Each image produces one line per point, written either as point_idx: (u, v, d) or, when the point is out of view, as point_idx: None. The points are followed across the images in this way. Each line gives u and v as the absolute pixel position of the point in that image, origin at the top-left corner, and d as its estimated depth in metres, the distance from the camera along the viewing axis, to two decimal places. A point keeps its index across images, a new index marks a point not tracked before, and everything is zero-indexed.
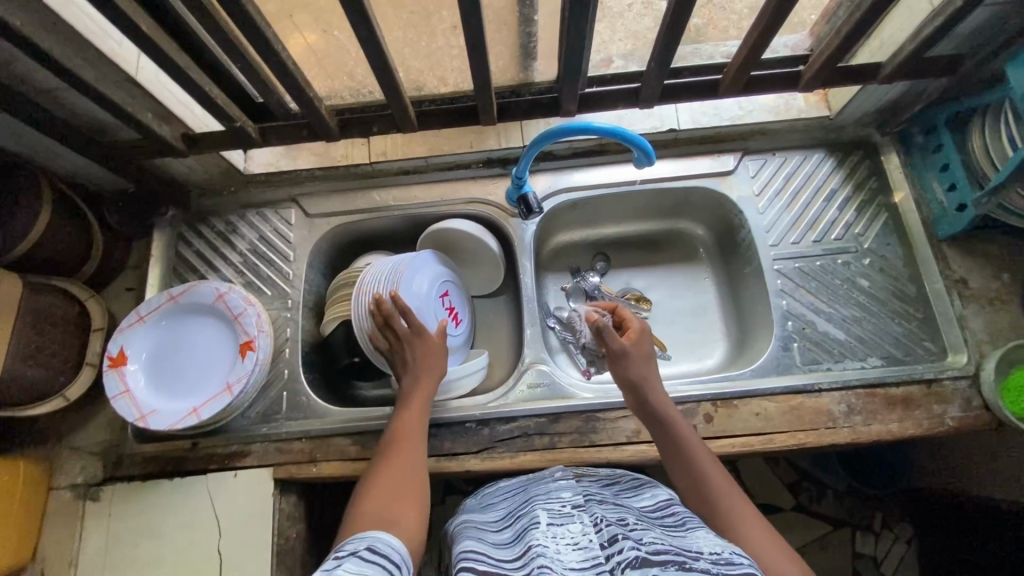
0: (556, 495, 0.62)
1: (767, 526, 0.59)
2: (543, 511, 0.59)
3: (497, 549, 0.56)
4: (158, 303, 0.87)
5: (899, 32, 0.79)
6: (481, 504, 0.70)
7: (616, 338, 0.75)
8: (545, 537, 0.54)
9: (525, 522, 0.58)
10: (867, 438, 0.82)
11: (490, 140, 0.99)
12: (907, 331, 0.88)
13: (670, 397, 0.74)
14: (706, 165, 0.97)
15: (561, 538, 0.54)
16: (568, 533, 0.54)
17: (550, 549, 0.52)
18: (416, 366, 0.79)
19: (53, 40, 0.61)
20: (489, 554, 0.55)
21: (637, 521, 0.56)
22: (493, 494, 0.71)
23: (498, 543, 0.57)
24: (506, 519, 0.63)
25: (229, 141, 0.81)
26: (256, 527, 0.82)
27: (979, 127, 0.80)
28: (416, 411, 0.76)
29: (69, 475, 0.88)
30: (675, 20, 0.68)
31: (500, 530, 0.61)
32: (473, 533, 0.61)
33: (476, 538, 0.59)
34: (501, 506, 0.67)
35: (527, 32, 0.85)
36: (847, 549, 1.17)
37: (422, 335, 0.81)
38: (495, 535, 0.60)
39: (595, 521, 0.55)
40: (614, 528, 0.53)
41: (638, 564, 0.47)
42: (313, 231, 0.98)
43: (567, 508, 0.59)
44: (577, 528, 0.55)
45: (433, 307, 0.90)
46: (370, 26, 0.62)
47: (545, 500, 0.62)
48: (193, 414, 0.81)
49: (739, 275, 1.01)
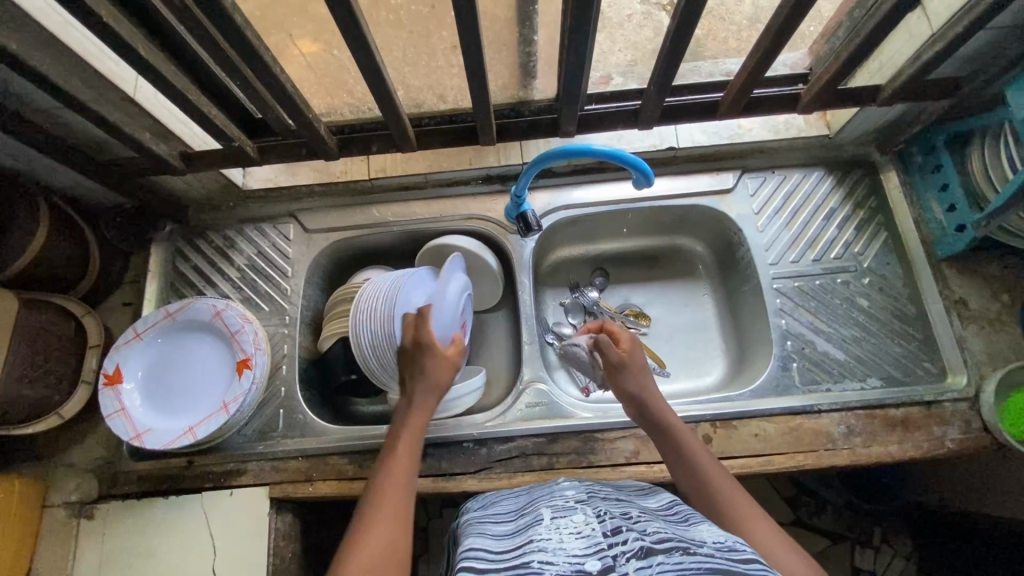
0: (559, 493, 0.61)
1: (781, 541, 0.57)
2: (546, 508, 0.58)
3: (497, 540, 0.54)
4: (155, 320, 0.86)
5: (899, 54, 0.79)
6: (482, 505, 0.68)
7: (615, 351, 0.76)
8: (547, 530, 0.52)
9: (529, 518, 0.57)
10: (867, 460, 0.81)
11: (490, 157, 0.98)
12: (907, 352, 0.88)
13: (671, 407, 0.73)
14: (705, 183, 0.97)
15: (564, 528, 0.52)
16: (571, 523, 0.53)
17: (552, 540, 0.50)
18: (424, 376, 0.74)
19: (50, 61, 0.61)
20: (489, 544, 0.53)
21: (642, 513, 0.56)
22: (495, 495, 0.70)
23: (499, 535, 0.56)
24: (510, 514, 0.61)
25: (228, 159, 0.81)
26: (252, 548, 0.82)
27: (979, 149, 0.80)
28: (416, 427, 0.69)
29: (63, 493, 0.85)
30: (675, 43, 0.68)
31: (503, 523, 0.59)
32: (474, 527, 0.59)
33: (477, 532, 0.57)
34: (504, 504, 0.66)
35: (527, 51, 0.85)
36: (846, 563, 1.16)
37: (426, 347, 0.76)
38: (496, 529, 0.58)
39: (599, 513, 0.54)
40: (617, 520, 0.52)
41: (643, 554, 0.47)
42: (311, 246, 0.97)
43: (570, 504, 0.58)
44: (580, 519, 0.54)
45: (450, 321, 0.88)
46: (368, 51, 0.63)
47: (548, 498, 0.61)
48: (188, 433, 0.80)
49: (738, 292, 1.01)
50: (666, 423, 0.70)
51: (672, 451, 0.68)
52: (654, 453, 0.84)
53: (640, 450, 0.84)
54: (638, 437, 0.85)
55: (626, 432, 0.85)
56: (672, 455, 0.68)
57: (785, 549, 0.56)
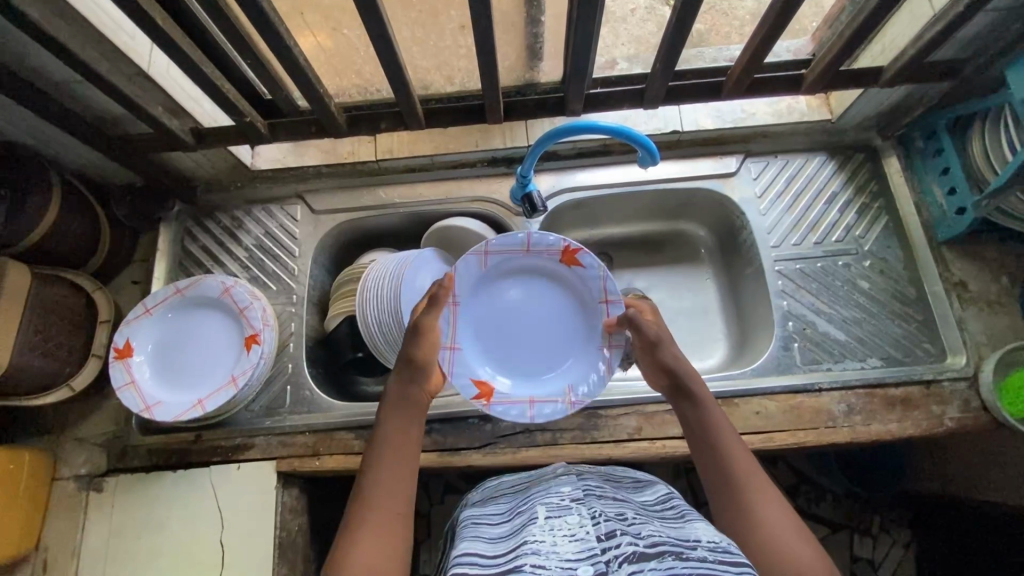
0: (555, 490, 0.62)
1: (803, 545, 0.54)
2: (542, 506, 0.59)
3: (492, 543, 0.56)
4: (164, 296, 0.87)
5: (903, 35, 0.80)
6: (481, 501, 0.69)
7: (651, 325, 0.73)
8: (540, 532, 0.53)
9: (523, 518, 0.58)
10: (867, 438, 0.83)
11: (495, 139, 0.99)
12: (907, 332, 0.89)
13: (708, 391, 0.69)
14: (709, 167, 0.98)
15: (558, 530, 0.53)
16: (565, 525, 0.54)
17: (544, 543, 0.51)
18: (408, 365, 0.70)
19: (66, 30, 0.62)
20: (483, 548, 0.55)
21: (636, 514, 0.56)
22: (493, 489, 0.72)
23: (493, 538, 0.57)
24: (506, 513, 0.63)
25: (238, 136, 0.82)
26: (260, 520, 0.83)
27: (979, 131, 0.81)
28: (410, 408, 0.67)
29: (72, 467, 0.87)
30: (681, 22, 0.69)
31: (498, 523, 0.60)
32: (469, 529, 0.61)
33: (473, 536, 0.58)
34: (502, 501, 0.67)
35: (534, 33, 0.83)
36: (845, 552, 1.17)
37: (422, 336, 0.72)
38: (492, 530, 0.59)
39: (593, 514, 0.55)
40: (611, 524, 0.53)
41: (636, 558, 0.47)
42: (318, 227, 0.98)
43: (566, 504, 0.58)
44: (574, 521, 0.54)
45: (483, 307, 0.84)
46: (381, 22, 0.64)
47: (544, 495, 0.61)
48: (198, 405, 0.82)
49: (740, 276, 1.02)
50: (696, 402, 0.68)
51: (694, 427, 0.66)
52: (657, 430, 0.85)
53: (642, 426, 0.85)
54: (641, 414, 0.86)
55: (629, 410, 0.86)
56: (693, 432, 0.66)
57: (791, 532, 0.55)
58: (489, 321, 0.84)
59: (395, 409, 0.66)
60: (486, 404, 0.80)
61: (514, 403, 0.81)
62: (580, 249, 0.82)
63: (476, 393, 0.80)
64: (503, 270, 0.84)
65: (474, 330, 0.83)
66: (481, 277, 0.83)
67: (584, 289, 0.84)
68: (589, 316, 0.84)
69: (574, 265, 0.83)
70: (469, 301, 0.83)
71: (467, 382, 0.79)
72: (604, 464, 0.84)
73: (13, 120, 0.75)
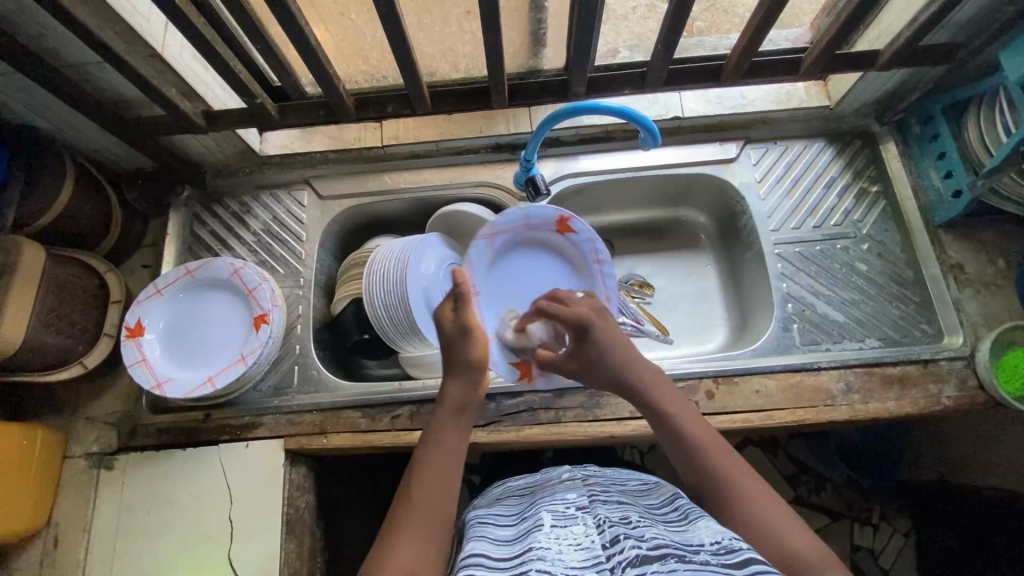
0: (560, 497, 0.63)
1: (799, 528, 0.54)
2: (547, 513, 0.60)
3: (498, 547, 0.57)
4: (175, 277, 0.88)
5: (897, 21, 0.82)
6: (488, 504, 0.70)
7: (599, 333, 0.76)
8: (546, 539, 0.54)
9: (529, 525, 0.59)
10: (864, 416, 0.84)
11: (500, 126, 1.01)
12: (905, 314, 0.90)
13: (684, 399, 0.70)
14: (710, 153, 0.99)
15: (563, 539, 0.54)
16: (571, 534, 0.55)
17: (551, 550, 0.52)
18: (467, 369, 0.71)
19: (87, 10, 0.63)
20: (492, 553, 0.55)
21: (641, 519, 0.58)
22: (499, 494, 0.73)
23: (499, 542, 0.58)
24: (512, 518, 0.64)
25: (250, 119, 0.84)
26: (267, 496, 0.84)
27: (975, 115, 0.83)
28: (455, 404, 0.68)
29: (82, 444, 0.90)
30: (681, 7, 0.71)
31: (506, 527, 0.61)
32: (475, 530, 0.62)
33: (478, 537, 0.59)
34: (508, 505, 0.68)
35: (538, 18, 0.85)
36: (846, 541, 1.18)
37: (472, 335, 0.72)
38: (497, 535, 0.60)
39: (598, 522, 0.56)
40: (616, 529, 0.54)
41: (639, 562, 0.48)
42: (324, 213, 1.00)
43: (572, 511, 0.59)
44: (580, 530, 0.55)
45: (503, 284, 0.93)
46: (392, 3, 0.65)
47: (550, 501, 0.62)
48: (208, 383, 0.83)
49: (740, 260, 1.03)
50: (668, 411, 0.67)
51: (665, 433, 0.66)
52: None
53: None
54: None
55: None
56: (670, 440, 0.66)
57: (791, 525, 0.55)
58: (507, 297, 0.92)
59: (450, 416, 0.67)
60: (529, 381, 0.87)
61: (553, 371, 0.87)
62: (571, 217, 0.90)
63: (519, 373, 0.87)
64: (507, 248, 0.93)
65: (499, 312, 0.91)
66: (492, 260, 0.92)
67: (578, 253, 0.93)
68: (583, 276, 0.94)
69: (568, 233, 0.92)
70: (485, 285, 0.92)
71: (508, 365, 0.87)
72: (606, 441, 0.85)
73: (31, 102, 0.77)
